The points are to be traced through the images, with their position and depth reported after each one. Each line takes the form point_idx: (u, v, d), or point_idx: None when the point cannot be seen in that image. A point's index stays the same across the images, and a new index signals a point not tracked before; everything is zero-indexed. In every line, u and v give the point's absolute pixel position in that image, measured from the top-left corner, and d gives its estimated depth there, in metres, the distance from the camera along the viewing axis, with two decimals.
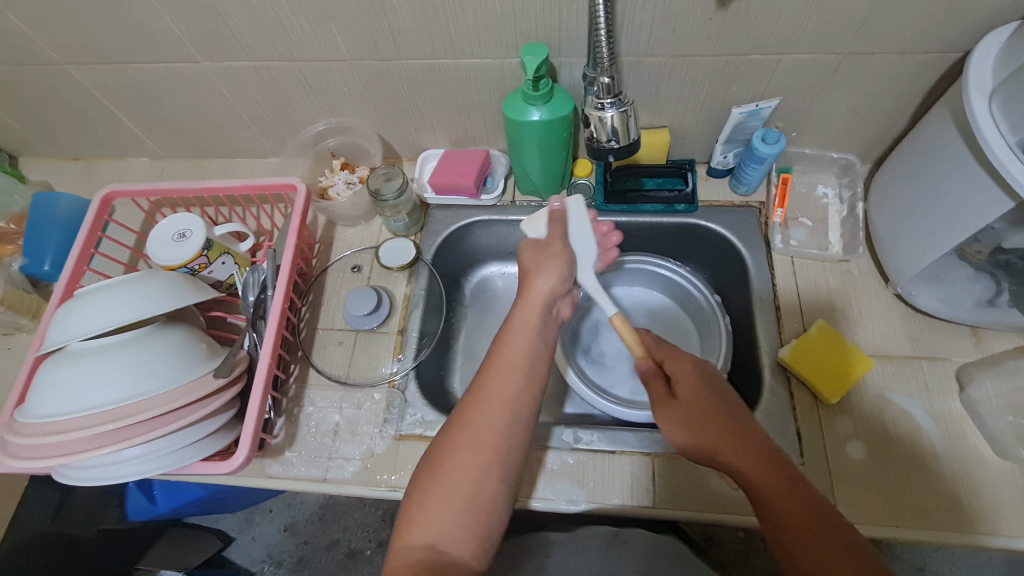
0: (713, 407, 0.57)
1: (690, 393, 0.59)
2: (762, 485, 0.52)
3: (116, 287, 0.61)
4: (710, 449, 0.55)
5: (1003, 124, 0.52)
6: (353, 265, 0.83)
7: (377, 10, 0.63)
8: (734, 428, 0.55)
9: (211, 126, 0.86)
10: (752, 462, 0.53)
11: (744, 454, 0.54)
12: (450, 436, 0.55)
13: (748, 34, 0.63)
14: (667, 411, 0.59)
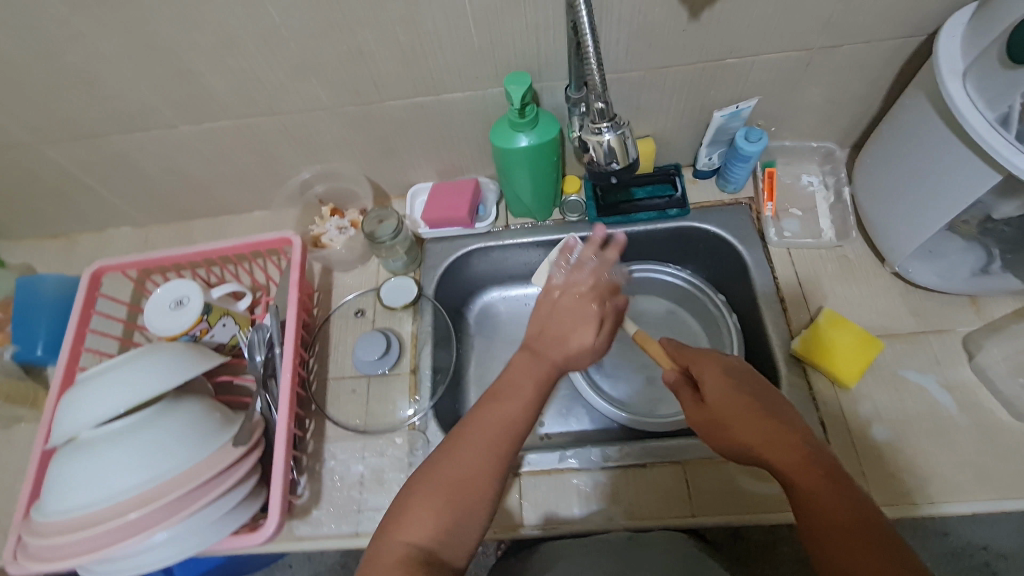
0: (748, 400, 0.55)
1: (718, 393, 0.57)
2: (802, 478, 0.50)
3: (121, 368, 0.59)
4: (745, 444, 0.53)
5: (980, 102, 0.54)
6: (356, 309, 0.82)
7: (356, 56, 0.63)
8: (771, 420, 0.53)
9: (193, 188, 0.85)
10: (788, 458, 0.51)
11: (782, 447, 0.52)
12: (454, 449, 0.55)
13: (721, 40, 0.64)
14: (700, 409, 0.57)
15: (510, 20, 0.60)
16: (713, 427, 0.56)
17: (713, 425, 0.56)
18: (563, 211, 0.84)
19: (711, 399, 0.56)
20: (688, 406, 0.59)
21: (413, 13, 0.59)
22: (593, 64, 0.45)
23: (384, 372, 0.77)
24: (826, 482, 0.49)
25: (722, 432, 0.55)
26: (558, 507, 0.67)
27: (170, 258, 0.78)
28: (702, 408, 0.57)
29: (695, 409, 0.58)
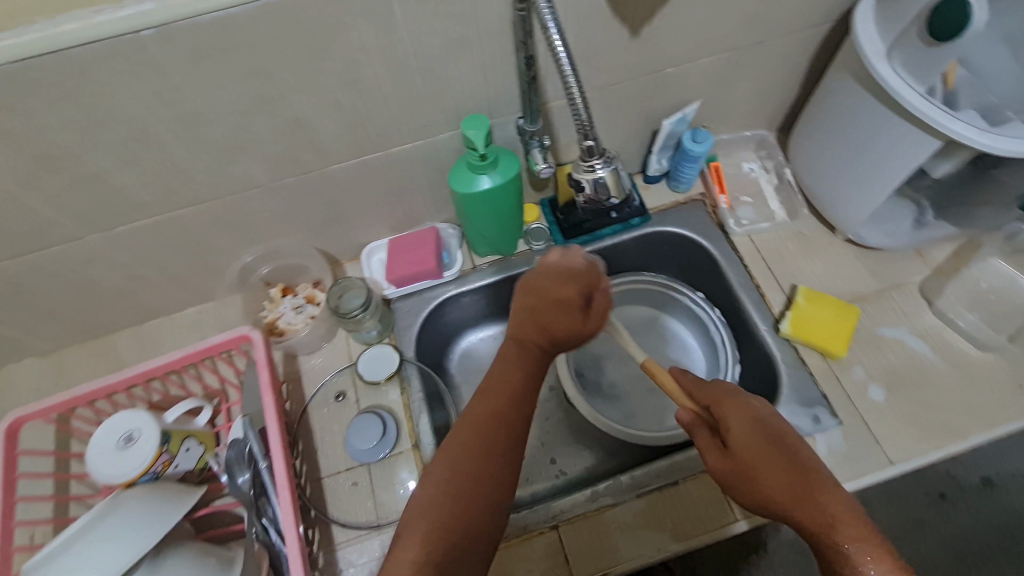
0: (770, 450, 0.50)
1: (743, 442, 0.52)
2: (837, 537, 0.45)
3: (99, 530, 0.54)
4: (768, 498, 0.49)
5: (909, 78, 0.58)
6: (335, 393, 0.75)
7: (292, 126, 0.57)
8: (799, 471, 0.49)
9: (112, 299, 0.73)
10: (822, 516, 0.46)
11: (808, 503, 0.47)
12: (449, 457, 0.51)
13: (661, 52, 0.65)
14: (720, 458, 0.53)
15: (456, 65, 0.57)
16: (734, 479, 0.52)
17: (735, 477, 0.51)
18: (529, 241, 0.81)
19: (734, 446, 0.52)
20: (706, 454, 0.54)
21: (352, 72, 0.54)
22: (580, 105, 0.45)
23: (385, 455, 0.70)
24: (858, 539, 0.44)
25: (742, 484, 0.51)
26: (604, 549, 0.64)
27: (102, 389, 0.67)
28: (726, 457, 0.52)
29: (719, 458, 0.53)
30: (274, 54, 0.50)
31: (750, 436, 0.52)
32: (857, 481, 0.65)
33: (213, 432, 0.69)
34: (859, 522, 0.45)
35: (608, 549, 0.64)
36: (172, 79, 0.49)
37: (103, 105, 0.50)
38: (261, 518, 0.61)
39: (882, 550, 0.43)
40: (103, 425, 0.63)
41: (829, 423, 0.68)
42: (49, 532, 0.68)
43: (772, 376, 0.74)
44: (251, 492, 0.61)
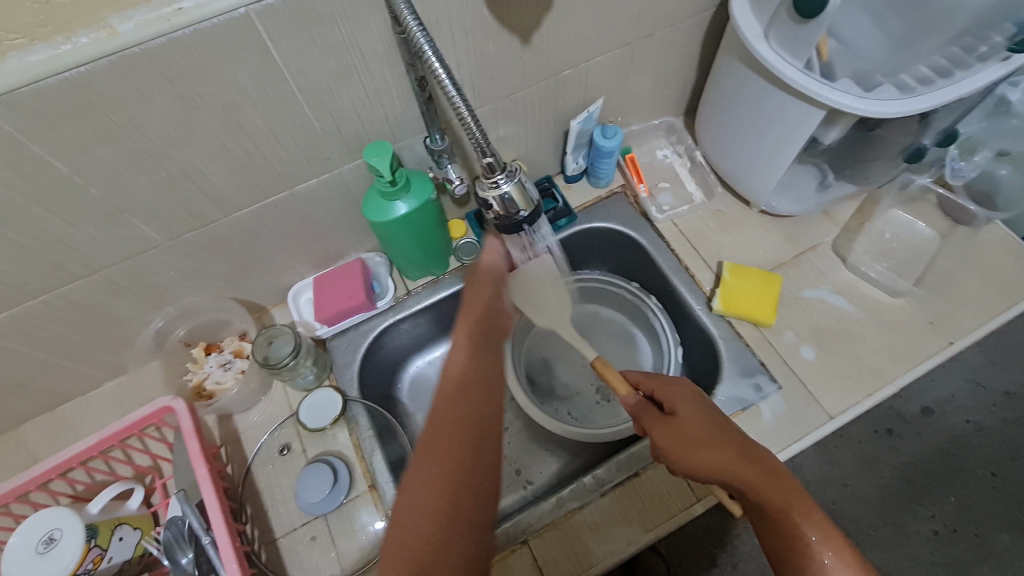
0: (710, 425, 0.53)
1: (684, 416, 0.55)
2: (768, 493, 0.47)
3: None
4: (707, 467, 0.50)
5: (786, 56, 0.61)
6: (279, 447, 0.71)
7: (180, 179, 0.54)
8: (738, 441, 0.52)
9: (10, 389, 0.67)
10: (753, 474, 0.48)
11: (748, 467, 0.49)
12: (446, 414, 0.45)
13: (555, 56, 0.65)
14: (663, 432, 0.55)
15: (346, 94, 0.55)
16: (675, 450, 0.53)
17: (676, 447, 0.54)
18: (459, 257, 0.80)
19: (680, 421, 0.55)
20: (653, 429, 0.57)
21: (235, 115, 0.51)
22: (471, 122, 0.45)
23: (342, 502, 0.67)
24: (789, 496, 0.47)
25: (684, 453, 0.52)
26: (577, 554, 0.63)
27: (11, 492, 0.60)
28: (669, 429, 0.55)
29: (662, 431, 0.55)
30: (142, 109, 0.46)
31: (692, 412, 0.55)
32: (802, 441, 0.67)
33: (148, 514, 0.64)
34: (790, 482, 0.48)
35: (579, 555, 0.63)
36: (29, 149, 0.45)
37: None
38: None
39: (818, 511, 0.46)
40: (17, 531, 0.57)
41: (770, 390, 0.70)
42: None
43: (712, 353, 0.76)
44: (196, 573, 0.57)
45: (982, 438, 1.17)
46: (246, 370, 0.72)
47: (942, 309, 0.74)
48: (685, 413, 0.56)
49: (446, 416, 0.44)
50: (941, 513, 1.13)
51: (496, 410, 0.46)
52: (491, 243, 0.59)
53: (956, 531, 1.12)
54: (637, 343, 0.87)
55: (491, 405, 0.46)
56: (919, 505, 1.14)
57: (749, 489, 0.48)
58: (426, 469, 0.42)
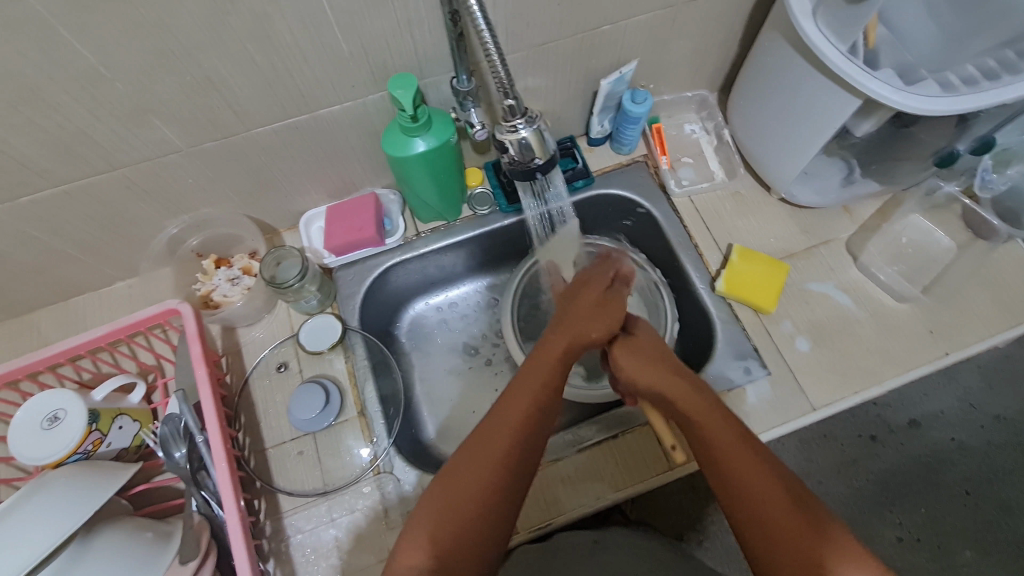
0: (667, 363, 0.60)
1: (645, 341, 0.64)
2: (697, 411, 0.53)
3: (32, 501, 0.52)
4: (652, 383, 0.59)
5: (832, 37, 0.59)
6: (277, 364, 0.74)
7: (204, 86, 0.54)
8: (711, 403, 0.54)
9: (26, 274, 0.70)
10: (685, 392, 0.55)
11: (697, 397, 0.54)
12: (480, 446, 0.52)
13: (595, 9, 0.64)
14: (621, 350, 0.63)
15: (379, 20, 0.54)
16: (632, 369, 0.61)
17: (633, 359, 0.61)
18: (472, 206, 0.81)
19: (640, 344, 0.63)
20: (615, 350, 0.64)
21: (265, 27, 0.51)
22: (498, 64, 0.45)
23: (331, 422, 0.70)
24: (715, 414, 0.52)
25: (640, 377, 0.60)
26: (546, 502, 0.66)
27: (22, 369, 0.64)
28: (629, 347, 0.63)
29: (623, 348, 0.63)
30: (172, 7, 0.46)
31: (652, 343, 0.63)
32: (780, 426, 0.69)
33: (148, 408, 0.68)
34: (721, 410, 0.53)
35: (548, 501, 0.66)
36: (58, 33, 0.45)
37: None
38: (201, 490, 0.61)
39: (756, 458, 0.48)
40: (23, 407, 0.60)
41: (758, 374, 0.71)
42: None
43: (708, 332, 0.76)
44: (188, 466, 0.61)
45: (963, 455, 1.18)
46: (253, 287, 0.74)
47: (945, 320, 0.74)
48: (647, 341, 0.64)
49: (479, 459, 0.51)
50: (908, 521, 1.15)
51: (527, 449, 0.52)
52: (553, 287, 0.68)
53: (920, 540, 1.14)
54: (637, 313, 0.87)
55: (516, 436, 0.52)
56: (889, 511, 1.16)
57: (722, 462, 0.49)
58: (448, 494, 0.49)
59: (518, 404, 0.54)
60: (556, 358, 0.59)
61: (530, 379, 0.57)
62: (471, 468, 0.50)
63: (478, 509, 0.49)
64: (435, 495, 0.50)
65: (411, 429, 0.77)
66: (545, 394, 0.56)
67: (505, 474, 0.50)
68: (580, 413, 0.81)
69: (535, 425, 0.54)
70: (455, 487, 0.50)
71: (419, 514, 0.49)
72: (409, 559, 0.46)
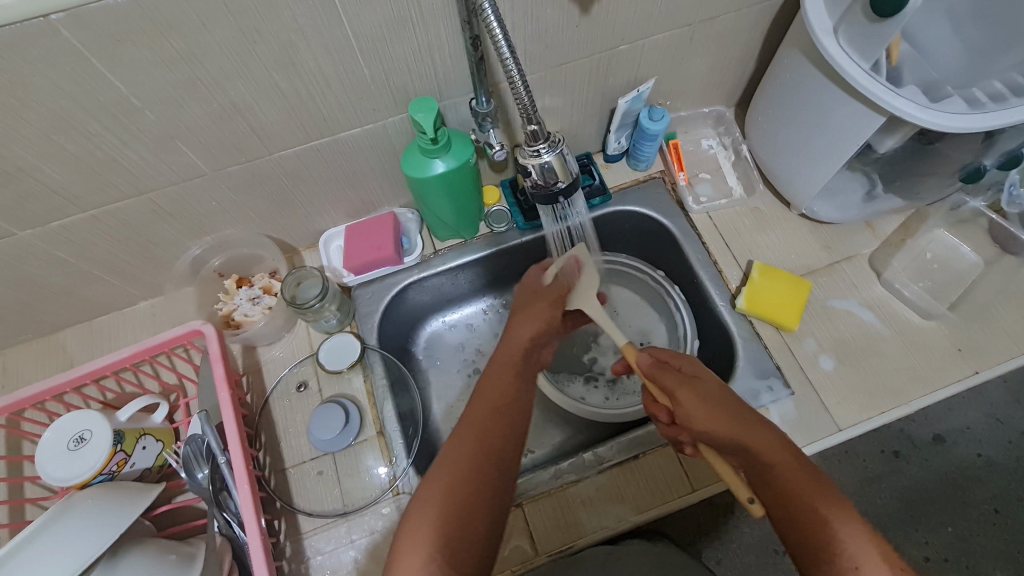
0: (736, 406, 0.54)
1: (704, 380, 0.58)
2: (774, 457, 0.50)
3: (56, 526, 0.52)
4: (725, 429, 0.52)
5: (854, 55, 0.59)
6: (297, 383, 0.74)
7: (230, 112, 0.55)
8: (782, 444, 0.51)
9: (54, 295, 0.71)
10: (762, 438, 0.51)
11: (776, 449, 0.50)
12: (455, 444, 0.51)
13: (613, 30, 0.64)
14: (684, 390, 0.56)
15: (400, 46, 0.55)
16: (699, 413, 0.54)
17: (701, 399, 0.55)
18: (489, 224, 0.81)
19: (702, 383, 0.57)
20: (676, 389, 0.56)
21: (290, 54, 0.52)
22: (521, 88, 0.45)
23: (351, 442, 0.70)
24: (791, 464, 0.49)
25: (704, 422, 0.53)
26: (567, 524, 0.66)
27: (50, 390, 0.64)
28: (693, 387, 0.56)
29: (686, 388, 0.56)
30: (201, 37, 0.47)
31: (709, 381, 0.58)
32: (806, 448, 0.67)
33: (170, 428, 0.68)
34: (793, 457, 0.50)
35: (569, 524, 0.66)
36: (92, 64, 0.46)
37: (18, 95, 0.47)
38: (223, 511, 0.61)
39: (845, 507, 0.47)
40: (51, 427, 0.61)
41: (782, 393, 0.70)
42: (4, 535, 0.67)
43: (729, 350, 0.75)
44: (210, 486, 0.61)
45: (992, 474, 1.15)
46: (273, 306, 0.75)
47: (973, 337, 0.72)
48: (705, 379, 0.58)
49: (455, 457, 0.49)
50: (936, 541, 1.11)
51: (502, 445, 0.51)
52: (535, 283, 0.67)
53: (948, 560, 1.10)
54: (656, 330, 0.86)
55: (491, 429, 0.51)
56: (915, 530, 1.12)
57: (794, 504, 0.47)
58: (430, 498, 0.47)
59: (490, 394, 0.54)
60: (510, 366, 0.57)
61: (500, 371, 0.57)
62: (451, 468, 0.49)
63: (449, 505, 0.47)
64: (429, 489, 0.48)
65: (430, 449, 0.76)
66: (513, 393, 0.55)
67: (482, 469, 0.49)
68: (599, 432, 0.80)
69: (506, 411, 0.53)
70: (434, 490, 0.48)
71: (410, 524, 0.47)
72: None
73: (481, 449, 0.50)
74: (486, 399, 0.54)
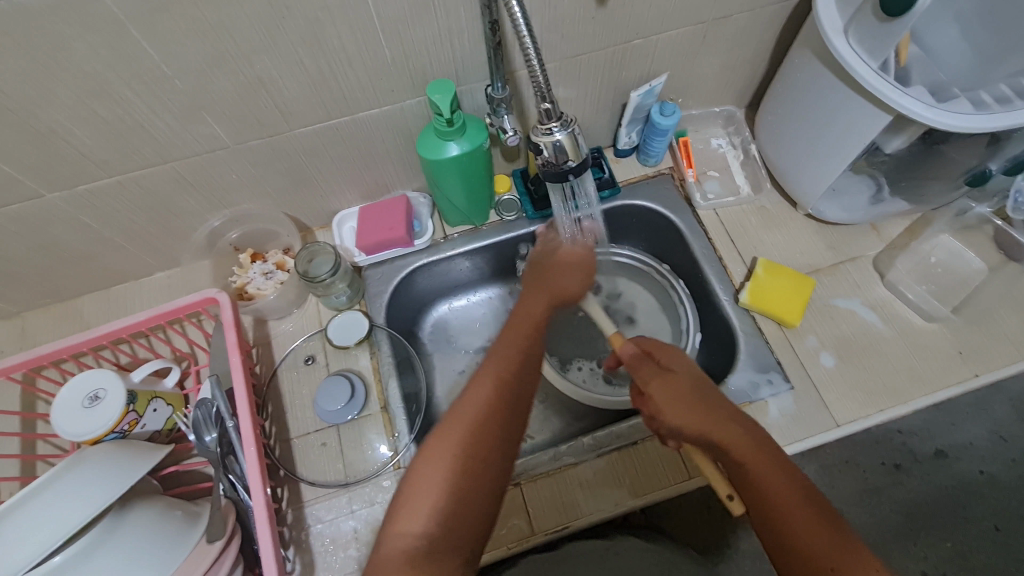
0: (709, 399, 0.55)
1: (683, 371, 0.59)
2: (746, 453, 0.51)
3: (71, 474, 0.54)
4: (699, 425, 0.54)
5: (862, 53, 0.60)
6: (305, 356, 0.76)
7: (256, 86, 0.57)
8: (767, 451, 0.51)
9: (76, 260, 0.73)
10: (736, 433, 0.52)
11: (749, 443, 0.52)
12: (474, 384, 0.54)
13: (628, 23, 0.66)
14: (661, 385, 0.58)
15: (422, 28, 0.57)
16: (671, 409, 0.56)
17: (673, 394, 0.56)
18: (499, 212, 0.83)
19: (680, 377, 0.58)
20: (650, 384, 0.58)
21: (315, 31, 0.54)
22: (537, 68, 0.47)
23: (355, 416, 0.72)
24: (766, 465, 0.50)
25: (679, 417, 0.55)
26: (564, 505, 0.67)
27: (68, 349, 0.66)
28: (668, 381, 0.58)
29: (662, 383, 0.58)
30: (232, 9, 0.50)
31: (687, 371, 0.59)
32: (804, 442, 0.68)
33: (181, 393, 0.70)
34: (768, 453, 0.51)
35: (566, 504, 0.67)
36: (128, 31, 0.49)
37: (57, 58, 0.49)
38: (229, 474, 0.63)
39: (824, 520, 0.47)
40: (67, 385, 0.63)
41: (781, 387, 0.71)
42: (16, 488, 0.69)
43: (730, 344, 0.76)
44: (219, 449, 0.63)
45: (993, 491, 1.14)
46: (286, 281, 0.77)
47: (975, 341, 0.72)
48: (683, 370, 0.59)
49: (475, 396, 0.53)
50: (934, 555, 1.11)
51: (519, 390, 0.54)
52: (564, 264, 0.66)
53: None
54: (659, 324, 0.87)
55: (510, 372, 0.55)
56: (913, 544, 1.12)
57: (772, 506, 0.48)
58: (441, 440, 0.50)
59: (508, 346, 0.58)
60: (526, 328, 0.60)
61: (517, 325, 0.60)
62: (467, 404, 0.52)
63: (472, 450, 0.50)
64: (439, 437, 0.51)
65: (431, 429, 0.78)
66: (528, 340, 0.58)
67: (497, 408, 0.52)
68: (599, 420, 0.81)
69: (523, 367, 0.56)
70: (443, 439, 0.50)
71: (416, 474, 0.49)
72: (410, 523, 0.47)
73: (498, 404, 0.52)
74: (505, 347, 0.58)
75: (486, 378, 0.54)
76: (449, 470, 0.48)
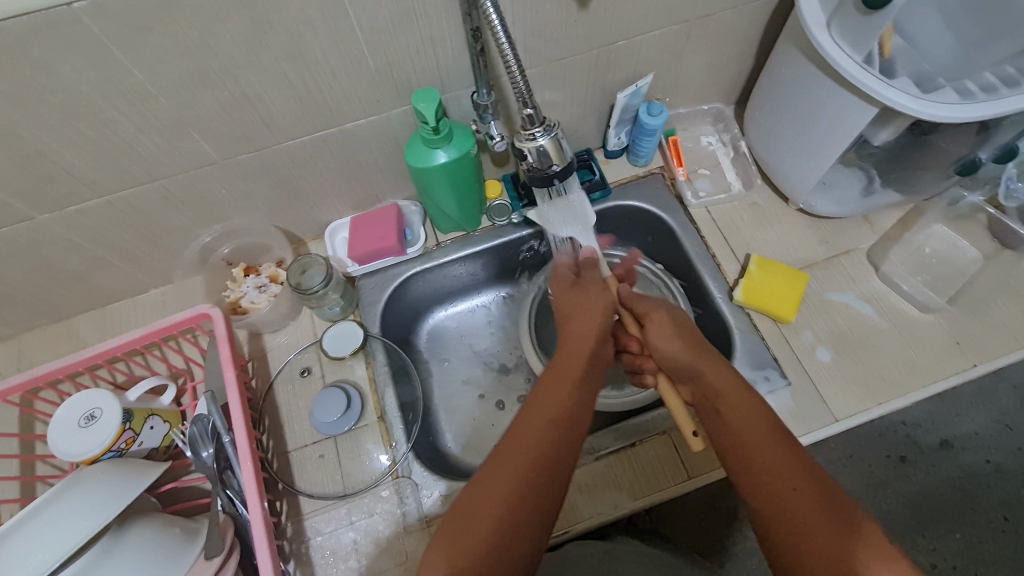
0: (696, 340, 0.61)
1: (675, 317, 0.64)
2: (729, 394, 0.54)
3: (66, 495, 0.54)
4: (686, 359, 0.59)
5: (846, 47, 0.60)
6: (301, 368, 0.76)
7: (241, 101, 0.57)
8: (745, 388, 0.55)
9: (69, 280, 0.73)
10: (724, 379, 0.56)
11: (732, 384, 0.55)
12: (519, 427, 0.52)
13: (611, 25, 0.66)
14: (657, 322, 0.63)
15: (404, 38, 0.57)
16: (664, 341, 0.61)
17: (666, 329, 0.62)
18: (490, 218, 0.82)
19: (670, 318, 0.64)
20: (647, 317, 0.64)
21: (298, 45, 0.54)
22: (517, 75, 0.48)
23: (352, 427, 0.72)
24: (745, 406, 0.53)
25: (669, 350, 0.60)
26: (564, 510, 0.66)
27: (64, 370, 0.67)
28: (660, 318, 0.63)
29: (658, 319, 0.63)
30: (212, 26, 0.50)
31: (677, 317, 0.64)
32: (802, 438, 0.67)
33: (177, 410, 0.70)
34: (753, 403, 0.53)
35: (565, 509, 0.66)
36: (109, 51, 0.49)
37: (40, 81, 0.49)
38: (226, 489, 0.63)
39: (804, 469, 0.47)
40: (62, 405, 0.63)
41: (778, 384, 0.70)
42: (15, 510, 0.69)
43: (726, 341, 0.76)
44: (216, 464, 0.63)
45: (1001, 480, 1.13)
46: (280, 294, 0.77)
47: (972, 331, 0.72)
48: (675, 316, 0.64)
49: (523, 442, 0.50)
50: (943, 547, 1.10)
51: (563, 436, 0.51)
52: (598, 303, 0.64)
53: (954, 567, 1.08)
54: None
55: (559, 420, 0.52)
56: (921, 536, 1.11)
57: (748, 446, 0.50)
58: (481, 489, 0.47)
59: (558, 393, 0.54)
60: (573, 366, 0.58)
61: (563, 369, 0.57)
62: (512, 451, 0.49)
63: (514, 498, 0.46)
64: (479, 484, 0.48)
65: (429, 437, 0.77)
66: (577, 388, 0.55)
67: (542, 457, 0.49)
68: (597, 422, 0.81)
69: (569, 419, 0.53)
70: (486, 488, 0.47)
71: (452, 516, 0.47)
72: (434, 568, 0.43)
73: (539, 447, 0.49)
74: (552, 387, 0.55)
75: (532, 425, 0.51)
76: (493, 525, 0.45)
